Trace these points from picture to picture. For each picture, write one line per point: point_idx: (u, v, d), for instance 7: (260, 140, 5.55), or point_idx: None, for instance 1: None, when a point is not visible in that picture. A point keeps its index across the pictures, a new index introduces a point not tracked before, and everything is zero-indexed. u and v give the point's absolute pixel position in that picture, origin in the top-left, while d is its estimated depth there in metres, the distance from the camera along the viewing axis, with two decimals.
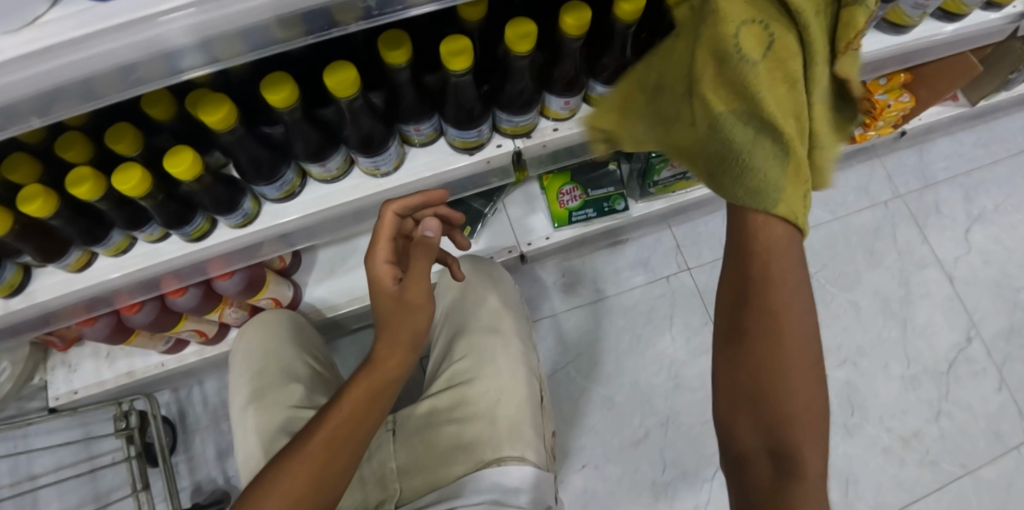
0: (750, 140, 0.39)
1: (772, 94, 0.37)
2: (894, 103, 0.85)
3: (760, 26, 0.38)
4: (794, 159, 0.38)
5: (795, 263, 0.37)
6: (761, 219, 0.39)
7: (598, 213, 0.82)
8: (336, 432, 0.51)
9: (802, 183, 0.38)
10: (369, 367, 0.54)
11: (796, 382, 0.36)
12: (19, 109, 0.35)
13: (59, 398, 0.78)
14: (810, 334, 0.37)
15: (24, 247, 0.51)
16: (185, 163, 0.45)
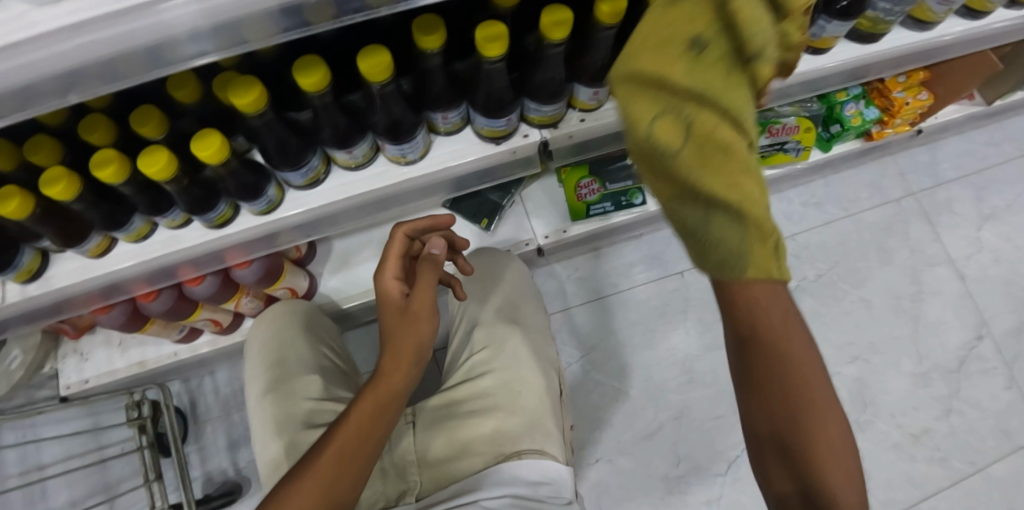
0: (708, 221, 0.34)
1: (706, 170, 0.32)
2: (913, 101, 0.85)
3: (671, 113, 0.33)
4: (760, 219, 0.32)
5: (783, 308, 0.34)
6: (737, 291, 0.34)
7: (615, 207, 0.82)
8: (344, 448, 0.51)
9: (770, 242, 0.33)
10: (375, 382, 0.54)
11: (816, 419, 0.34)
12: (43, 87, 0.34)
13: (70, 387, 0.78)
14: (815, 364, 0.35)
15: (44, 230, 0.50)
16: (213, 147, 0.45)
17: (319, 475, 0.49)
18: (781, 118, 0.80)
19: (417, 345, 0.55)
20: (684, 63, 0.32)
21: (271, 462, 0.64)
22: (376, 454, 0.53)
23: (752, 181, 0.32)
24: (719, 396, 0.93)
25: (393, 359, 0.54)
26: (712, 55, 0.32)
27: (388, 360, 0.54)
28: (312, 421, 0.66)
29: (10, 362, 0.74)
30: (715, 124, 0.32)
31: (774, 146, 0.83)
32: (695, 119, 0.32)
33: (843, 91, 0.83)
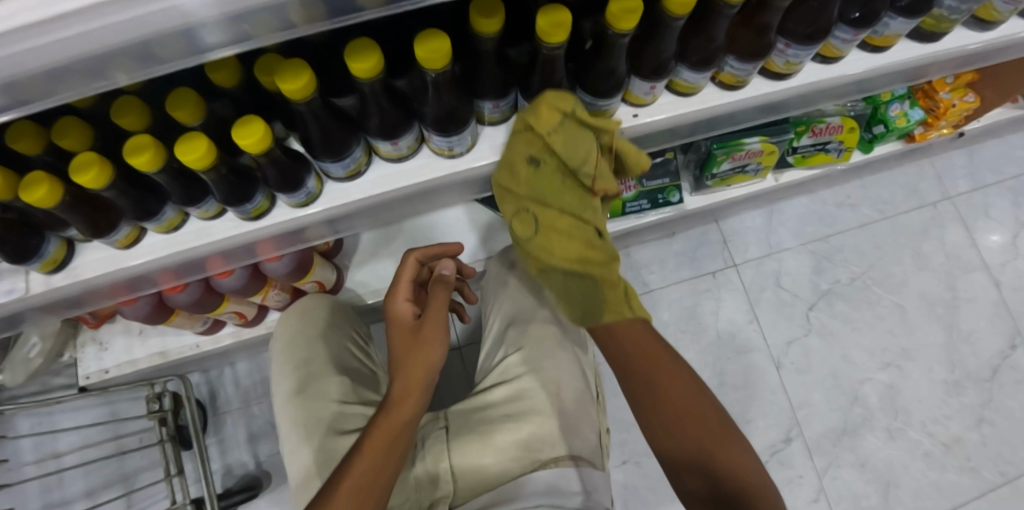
0: (568, 280, 0.57)
1: (555, 248, 0.56)
2: (959, 103, 0.81)
3: (526, 215, 0.56)
4: (605, 276, 0.56)
5: (635, 326, 0.56)
6: (603, 327, 0.56)
7: (651, 205, 0.80)
8: (361, 482, 0.49)
9: (614, 291, 0.56)
10: (382, 413, 0.53)
11: (687, 395, 0.53)
12: (75, 70, 0.32)
13: (89, 377, 0.76)
14: (672, 357, 0.55)
15: (72, 220, 0.47)
16: (255, 135, 0.42)
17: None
18: (826, 118, 0.76)
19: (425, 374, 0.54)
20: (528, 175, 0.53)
21: (302, 468, 0.63)
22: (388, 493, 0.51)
23: (592, 255, 0.56)
24: (747, 400, 0.92)
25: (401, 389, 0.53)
26: (546, 174, 0.54)
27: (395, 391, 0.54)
28: (341, 426, 0.64)
29: (29, 350, 0.71)
30: (561, 219, 0.55)
31: (817, 146, 0.80)
32: (541, 217, 0.55)
33: (889, 92, 0.79)
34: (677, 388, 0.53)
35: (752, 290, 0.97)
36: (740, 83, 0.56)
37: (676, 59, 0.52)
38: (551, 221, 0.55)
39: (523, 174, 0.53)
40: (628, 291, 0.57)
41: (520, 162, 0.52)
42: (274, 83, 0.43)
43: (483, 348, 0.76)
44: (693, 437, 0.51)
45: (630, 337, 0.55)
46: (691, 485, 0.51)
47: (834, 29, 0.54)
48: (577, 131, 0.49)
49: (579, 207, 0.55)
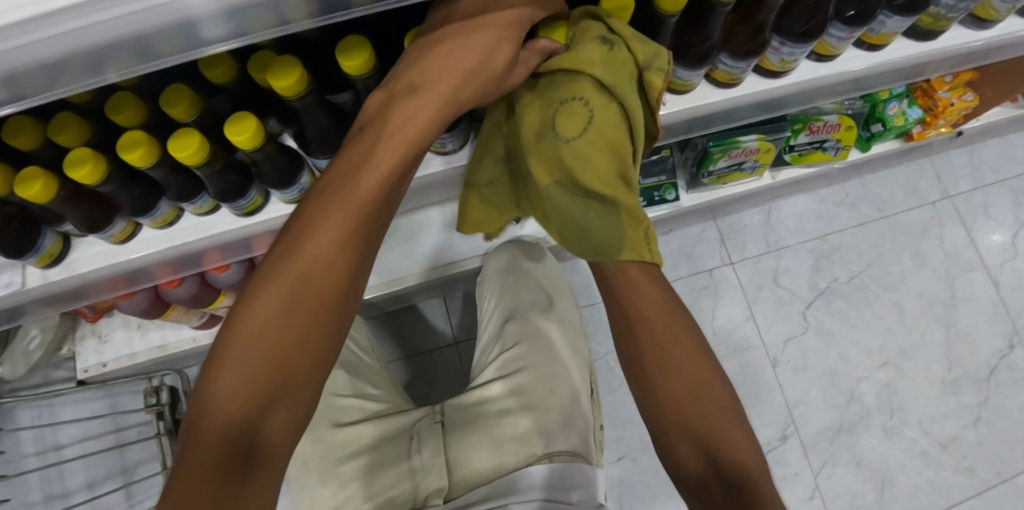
0: (587, 210, 0.42)
1: (591, 159, 0.40)
2: (958, 102, 0.81)
3: (580, 104, 0.40)
4: (633, 210, 0.41)
5: (651, 289, 0.49)
6: (615, 270, 0.48)
7: (648, 202, 0.80)
8: (320, 278, 0.38)
9: (644, 230, 0.42)
10: (286, 264, 0.38)
11: (692, 372, 0.49)
12: (71, 65, 0.32)
13: (88, 370, 0.77)
14: (687, 334, 0.50)
15: (69, 214, 0.48)
16: (247, 132, 0.42)
17: (266, 314, 0.37)
18: (823, 116, 0.75)
19: (352, 223, 0.38)
20: (601, 56, 0.39)
21: (300, 457, 0.65)
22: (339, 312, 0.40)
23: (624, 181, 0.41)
24: (743, 397, 0.92)
25: (319, 239, 0.38)
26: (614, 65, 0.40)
27: (307, 245, 0.38)
28: (339, 419, 0.66)
29: (29, 342, 0.72)
30: (612, 127, 0.40)
31: (814, 144, 0.80)
32: (599, 113, 0.40)
33: (887, 91, 0.79)
34: (687, 364, 0.49)
35: (749, 288, 0.97)
36: (734, 81, 0.56)
37: (670, 57, 0.52)
38: (604, 126, 0.40)
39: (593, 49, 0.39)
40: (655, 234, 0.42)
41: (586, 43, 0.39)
42: (267, 80, 0.43)
43: (481, 342, 0.76)
44: (699, 420, 0.48)
45: (643, 300, 0.49)
46: (689, 467, 0.47)
47: (829, 27, 0.54)
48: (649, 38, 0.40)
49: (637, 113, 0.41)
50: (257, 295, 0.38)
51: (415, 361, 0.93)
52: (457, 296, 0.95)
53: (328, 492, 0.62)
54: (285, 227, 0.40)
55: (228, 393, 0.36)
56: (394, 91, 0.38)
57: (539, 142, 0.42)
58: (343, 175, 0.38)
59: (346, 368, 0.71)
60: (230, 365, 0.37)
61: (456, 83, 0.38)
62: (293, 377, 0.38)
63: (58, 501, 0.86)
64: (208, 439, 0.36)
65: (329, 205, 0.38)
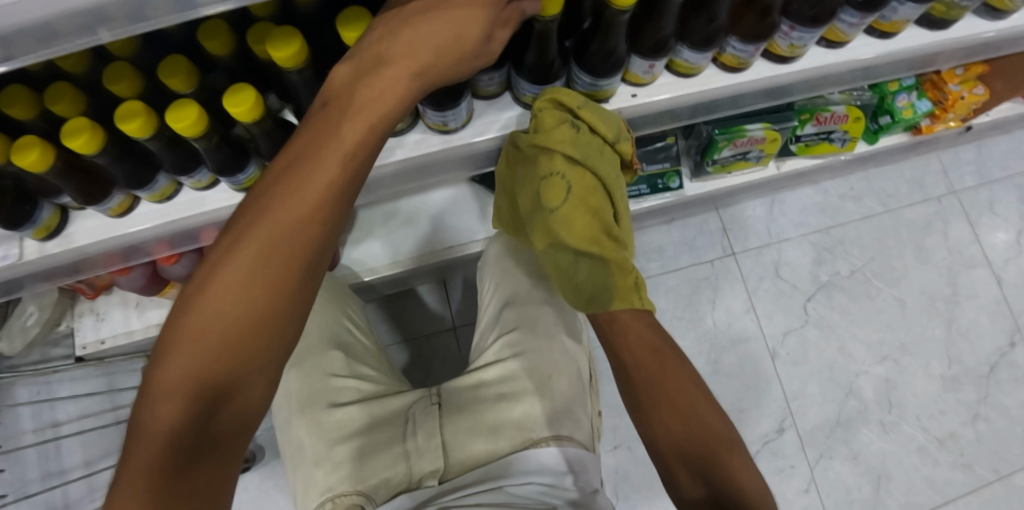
0: (579, 262, 0.58)
1: (574, 224, 0.58)
2: (967, 95, 0.79)
3: (559, 183, 0.57)
4: (619, 263, 0.58)
5: (641, 323, 0.57)
6: (607, 315, 0.58)
7: (651, 190, 0.79)
8: (280, 262, 0.35)
9: (628, 273, 0.58)
10: (241, 250, 0.35)
11: (684, 396, 0.53)
12: (66, 25, 0.31)
13: (86, 347, 0.77)
14: (680, 363, 0.56)
15: (64, 186, 0.47)
16: (246, 104, 0.42)
17: (219, 301, 0.34)
18: (830, 106, 0.75)
19: (312, 209, 0.35)
20: (568, 139, 0.53)
21: (295, 436, 0.64)
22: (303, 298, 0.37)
23: (606, 239, 0.59)
24: (742, 389, 0.92)
25: (277, 223, 0.35)
26: (585, 142, 0.55)
27: (263, 230, 0.35)
28: (335, 400, 0.65)
29: (26, 319, 0.72)
30: (587, 193, 0.58)
31: (821, 135, 0.79)
32: (575, 187, 0.57)
33: (896, 81, 0.78)
34: (681, 391, 0.54)
35: (751, 279, 0.97)
36: (742, 65, 0.55)
37: (676, 39, 0.51)
38: (580, 194, 0.58)
39: (562, 141, 0.53)
40: (639, 281, 0.59)
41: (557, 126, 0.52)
42: (266, 52, 0.43)
43: (479, 325, 0.76)
44: (695, 440, 0.51)
45: (634, 332, 0.57)
46: (689, 495, 0.48)
47: (840, 12, 0.53)
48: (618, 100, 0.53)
49: (608, 179, 0.59)
50: (210, 282, 0.34)
51: (413, 345, 0.93)
52: (456, 282, 0.95)
53: (322, 474, 0.61)
54: (240, 207, 0.36)
55: (178, 388, 0.34)
56: (360, 67, 0.36)
57: (534, 207, 0.60)
58: (303, 154, 0.35)
59: (343, 349, 0.70)
60: (179, 359, 0.34)
61: (425, 61, 0.36)
62: (247, 371, 0.35)
63: (55, 477, 0.86)
64: (156, 433, 0.33)
65: (288, 186, 0.35)
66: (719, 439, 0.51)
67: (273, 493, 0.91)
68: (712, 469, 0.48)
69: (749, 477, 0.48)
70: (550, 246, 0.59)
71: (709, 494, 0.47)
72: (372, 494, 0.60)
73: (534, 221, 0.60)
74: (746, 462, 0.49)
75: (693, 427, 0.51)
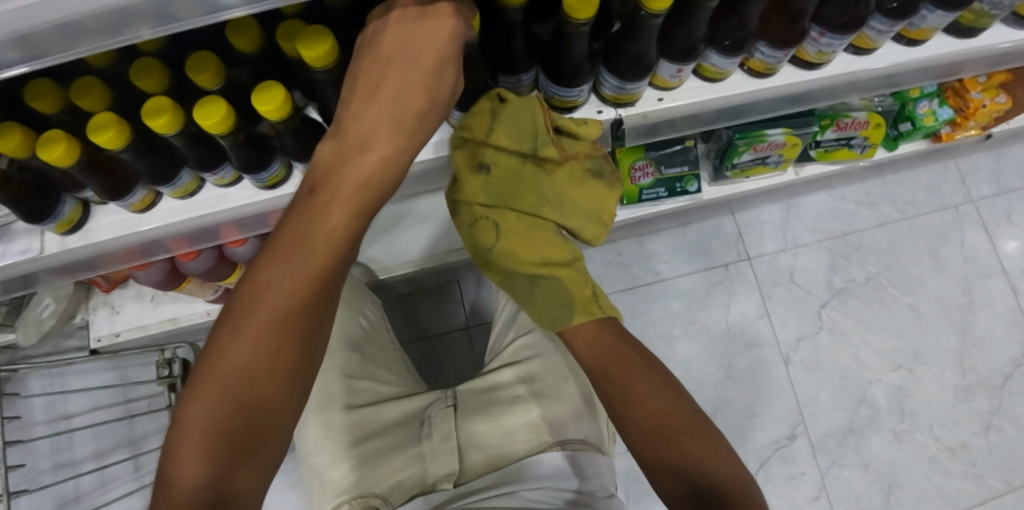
0: (535, 284, 0.62)
1: (518, 251, 0.62)
2: (990, 104, 0.79)
3: (491, 223, 0.61)
4: (569, 275, 0.62)
5: (604, 332, 0.57)
6: (573, 328, 0.57)
7: (669, 193, 0.78)
8: (282, 319, 0.37)
9: (584, 284, 0.61)
10: (250, 314, 0.37)
11: (653, 396, 0.51)
12: (92, 24, 0.31)
13: (101, 339, 0.77)
14: (647, 364, 0.54)
15: (87, 181, 0.47)
16: (274, 102, 0.41)
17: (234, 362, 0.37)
18: (851, 112, 0.74)
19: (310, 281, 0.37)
20: (480, 178, 0.58)
21: (310, 438, 0.63)
22: (310, 344, 0.39)
23: (555, 254, 0.62)
24: (753, 394, 0.92)
25: (276, 299, 0.37)
26: (502, 176, 0.59)
27: (263, 306, 0.37)
28: (350, 401, 0.64)
29: (41, 310, 0.73)
30: (517, 222, 0.62)
31: (841, 141, 0.79)
32: (503, 222, 0.61)
33: (918, 88, 0.77)
34: (651, 392, 0.51)
35: (765, 284, 0.96)
36: (770, 71, 0.55)
37: (705, 43, 0.50)
38: (511, 229, 0.61)
39: (477, 184, 0.58)
40: (596, 291, 0.62)
41: (470, 174, 0.57)
42: (296, 50, 0.42)
43: (495, 326, 0.75)
44: (673, 443, 0.48)
45: (595, 342, 0.56)
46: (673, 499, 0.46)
47: (870, 19, 0.53)
48: (522, 101, 0.51)
49: (535, 205, 0.62)
50: (216, 358, 0.37)
51: (425, 344, 0.93)
52: (470, 282, 0.95)
53: (338, 475, 0.60)
54: (239, 284, 0.38)
55: (195, 458, 0.36)
56: (343, 145, 0.37)
57: (476, 247, 0.64)
58: (296, 234, 0.37)
59: (356, 347, 0.69)
60: (190, 441, 0.36)
61: (405, 132, 0.37)
62: (259, 433, 0.37)
63: (67, 469, 0.87)
64: (180, 500, 0.35)
65: (282, 264, 0.37)
66: (697, 441, 0.48)
67: (283, 489, 0.91)
68: (692, 472, 0.46)
69: (731, 476, 0.46)
70: (504, 279, 0.64)
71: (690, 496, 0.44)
72: (388, 497, 0.60)
73: (483, 263, 0.65)
74: (728, 461, 0.47)
75: (668, 427, 0.49)
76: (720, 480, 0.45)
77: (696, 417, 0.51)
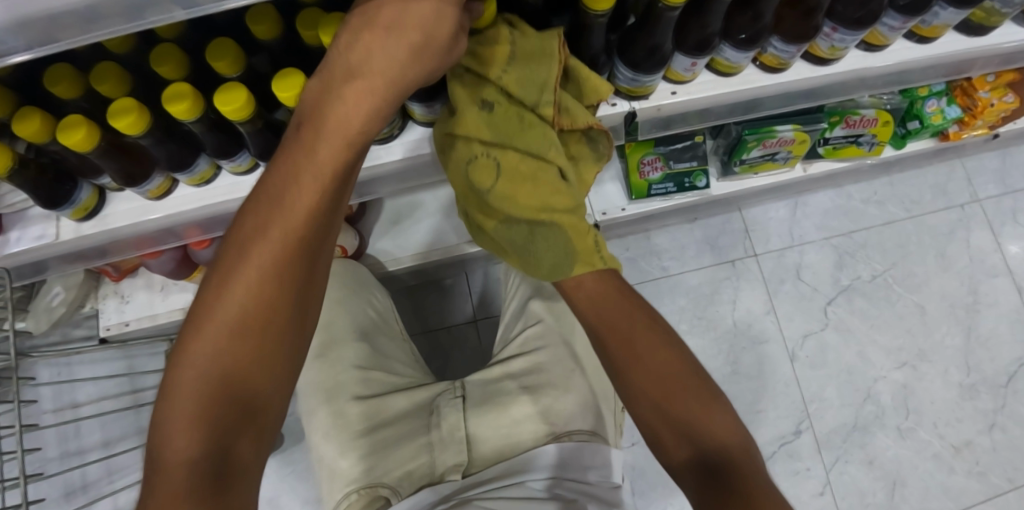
0: (536, 232, 0.54)
1: (519, 197, 0.52)
2: (998, 103, 0.79)
3: (489, 160, 0.50)
4: (573, 223, 0.53)
5: (609, 294, 0.52)
6: (573, 281, 0.53)
7: (677, 188, 0.78)
8: (273, 271, 0.36)
9: (588, 234, 0.54)
10: (240, 266, 0.36)
11: (653, 360, 0.47)
12: (112, 8, 0.31)
13: (110, 328, 0.77)
14: (648, 322, 0.50)
15: (105, 167, 0.47)
16: (294, 89, 0.42)
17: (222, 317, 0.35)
18: (860, 109, 0.74)
19: (296, 234, 0.36)
20: (480, 111, 0.48)
21: (320, 430, 0.64)
22: (301, 301, 0.38)
23: (558, 201, 0.53)
24: (759, 390, 0.92)
25: (266, 249, 0.36)
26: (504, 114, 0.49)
27: (248, 261, 0.36)
28: (358, 392, 0.65)
29: (52, 299, 0.73)
30: (519, 163, 0.51)
31: (849, 138, 0.79)
32: (504, 161, 0.51)
33: (927, 87, 0.77)
34: (651, 354, 0.48)
35: (771, 281, 0.97)
36: (782, 66, 0.55)
37: (720, 37, 0.51)
38: (512, 170, 0.51)
39: (475, 117, 0.47)
40: (599, 240, 0.54)
41: (472, 102, 0.47)
42: (317, 37, 0.43)
43: (503, 317, 0.76)
44: (676, 406, 0.45)
45: (599, 303, 0.52)
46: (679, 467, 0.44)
47: (882, 16, 0.53)
48: (545, 39, 0.45)
49: (542, 146, 0.50)
50: (205, 318, 0.36)
51: (433, 336, 0.93)
52: (478, 275, 0.95)
53: (347, 464, 0.61)
54: (225, 242, 0.37)
55: (189, 423, 0.33)
56: (328, 84, 0.35)
57: (467, 190, 0.55)
58: (282, 187, 0.36)
59: (365, 338, 0.70)
60: (181, 404, 0.34)
61: (399, 67, 0.35)
62: (252, 394, 0.36)
63: (74, 457, 0.87)
64: (171, 470, 0.32)
65: (268, 219, 0.36)
66: (700, 403, 0.45)
67: (290, 480, 0.91)
68: (696, 435, 0.43)
69: (737, 439, 0.44)
70: (498, 224, 0.56)
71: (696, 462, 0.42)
72: (397, 487, 0.59)
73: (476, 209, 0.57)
74: (733, 424, 0.44)
75: (671, 391, 0.46)
76: (725, 444, 0.43)
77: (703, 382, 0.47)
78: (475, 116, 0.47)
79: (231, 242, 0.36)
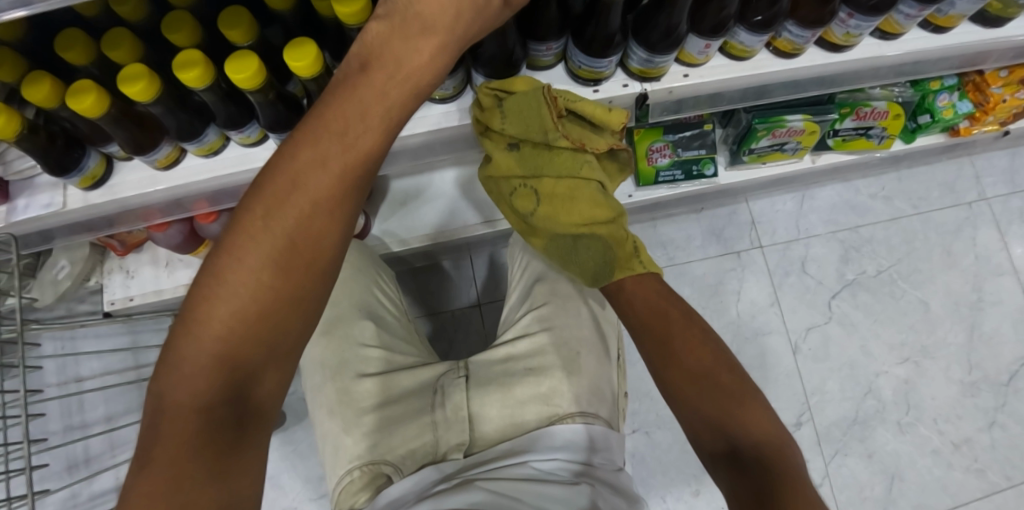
0: (578, 244, 0.59)
1: (560, 215, 0.59)
2: (1010, 99, 0.78)
3: (527, 187, 0.60)
4: (610, 232, 0.57)
5: (649, 283, 0.54)
6: (614, 284, 0.55)
7: (684, 177, 0.78)
8: (318, 215, 0.34)
9: (628, 243, 0.57)
10: (283, 206, 0.33)
11: (687, 348, 0.49)
12: None
13: (114, 303, 0.77)
14: (691, 314, 0.52)
15: (115, 134, 0.47)
16: (307, 59, 0.41)
17: (259, 259, 0.33)
18: (872, 101, 0.73)
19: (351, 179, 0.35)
20: (511, 156, 0.58)
21: (325, 406, 0.64)
22: (339, 251, 0.36)
23: (598, 214, 0.58)
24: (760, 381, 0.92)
25: (316, 191, 0.34)
26: (533, 150, 0.58)
27: (299, 198, 0.34)
28: (363, 370, 0.65)
29: (57, 272, 0.74)
30: (555, 185, 0.58)
31: (859, 131, 0.79)
32: (540, 186, 0.59)
33: (938, 80, 0.76)
34: (688, 342, 0.49)
35: (776, 273, 0.97)
36: (796, 51, 0.54)
37: (735, 20, 0.50)
38: (549, 192, 0.59)
39: (507, 160, 0.58)
40: (638, 247, 0.57)
41: (499, 152, 0.58)
42: (329, 7, 0.42)
43: (509, 300, 0.76)
44: (709, 394, 0.46)
45: (642, 292, 0.53)
46: (710, 450, 0.45)
47: (899, 3, 0.52)
48: (528, 92, 0.50)
49: (574, 167, 0.58)
50: (243, 250, 0.33)
51: (437, 319, 0.93)
52: (482, 259, 0.95)
53: (351, 441, 0.61)
54: (266, 173, 0.34)
55: (212, 360, 0.33)
56: (401, 29, 0.36)
57: (515, 218, 0.65)
58: (343, 124, 0.34)
59: (372, 318, 0.70)
60: (205, 343, 0.33)
61: (463, 25, 0.36)
62: (276, 339, 0.34)
63: (78, 431, 0.88)
64: (193, 405, 0.32)
65: (326, 154, 0.34)
66: (734, 393, 0.46)
67: (292, 458, 0.92)
68: (728, 421, 0.44)
69: (767, 427, 0.44)
70: (543, 250, 0.63)
71: (726, 450, 0.43)
72: (400, 464, 0.59)
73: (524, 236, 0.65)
74: (765, 412, 0.45)
75: (706, 377, 0.47)
76: (752, 432, 0.43)
77: (744, 381, 0.48)
78: (504, 162, 0.58)
79: (275, 175, 0.34)
